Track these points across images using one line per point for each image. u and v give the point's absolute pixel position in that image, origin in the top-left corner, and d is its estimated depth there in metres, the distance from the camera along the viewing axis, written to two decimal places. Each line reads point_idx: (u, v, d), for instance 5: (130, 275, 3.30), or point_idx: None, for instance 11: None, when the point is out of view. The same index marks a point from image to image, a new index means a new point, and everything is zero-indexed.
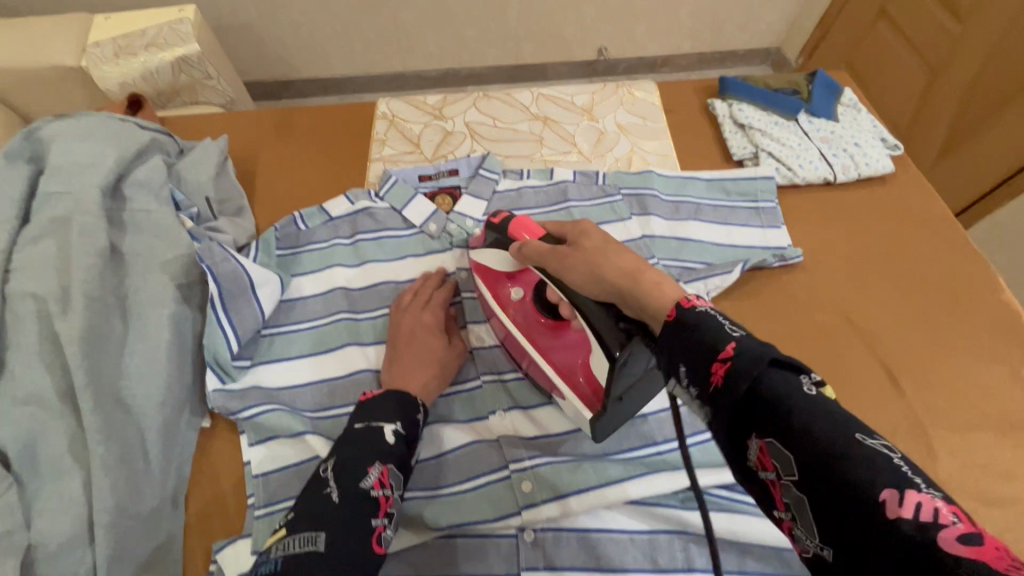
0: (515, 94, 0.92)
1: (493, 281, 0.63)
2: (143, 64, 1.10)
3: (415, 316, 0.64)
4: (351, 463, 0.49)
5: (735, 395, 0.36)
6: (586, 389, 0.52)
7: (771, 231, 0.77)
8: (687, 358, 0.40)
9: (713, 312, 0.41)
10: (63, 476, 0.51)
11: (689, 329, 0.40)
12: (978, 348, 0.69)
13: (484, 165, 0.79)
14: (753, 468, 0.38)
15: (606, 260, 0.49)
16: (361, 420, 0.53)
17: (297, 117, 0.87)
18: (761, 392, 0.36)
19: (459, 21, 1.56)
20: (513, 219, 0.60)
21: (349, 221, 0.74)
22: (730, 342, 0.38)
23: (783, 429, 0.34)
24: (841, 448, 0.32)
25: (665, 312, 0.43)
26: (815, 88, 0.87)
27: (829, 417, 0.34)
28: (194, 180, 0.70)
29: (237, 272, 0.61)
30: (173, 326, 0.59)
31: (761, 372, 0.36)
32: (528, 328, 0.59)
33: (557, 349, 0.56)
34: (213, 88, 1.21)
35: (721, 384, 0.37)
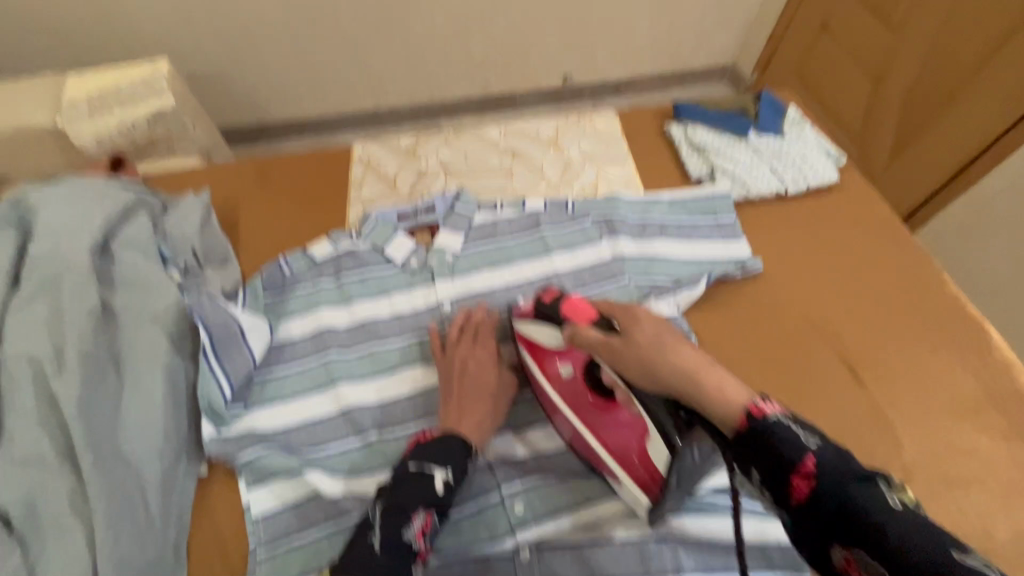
0: (483, 130, 0.97)
1: (542, 358, 0.63)
2: (119, 121, 1.14)
3: (467, 351, 0.67)
4: (398, 510, 0.54)
5: (825, 511, 0.39)
6: (642, 473, 0.54)
7: (733, 243, 0.82)
8: (762, 466, 0.42)
9: (782, 419, 0.42)
10: (67, 533, 0.52)
11: (767, 441, 0.41)
12: (930, 340, 0.74)
13: (459, 200, 0.83)
14: (837, 567, 0.41)
15: (663, 361, 0.46)
16: (415, 463, 0.57)
17: (276, 165, 0.90)
18: (850, 510, 0.38)
19: (427, 57, 1.63)
20: (569, 297, 0.60)
21: (333, 262, 0.77)
22: (807, 455, 0.40)
23: (878, 544, 0.37)
24: (935, 563, 0.35)
25: (734, 421, 0.43)
26: (761, 108, 0.94)
27: (912, 530, 0.37)
28: (179, 235, 0.72)
29: (228, 322, 0.64)
30: (168, 377, 0.61)
31: (849, 487, 0.39)
32: (581, 408, 0.59)
33: (609, 429, 0.57)
34: (189, 138, 1.23)
35: (805, 498, 0.40)
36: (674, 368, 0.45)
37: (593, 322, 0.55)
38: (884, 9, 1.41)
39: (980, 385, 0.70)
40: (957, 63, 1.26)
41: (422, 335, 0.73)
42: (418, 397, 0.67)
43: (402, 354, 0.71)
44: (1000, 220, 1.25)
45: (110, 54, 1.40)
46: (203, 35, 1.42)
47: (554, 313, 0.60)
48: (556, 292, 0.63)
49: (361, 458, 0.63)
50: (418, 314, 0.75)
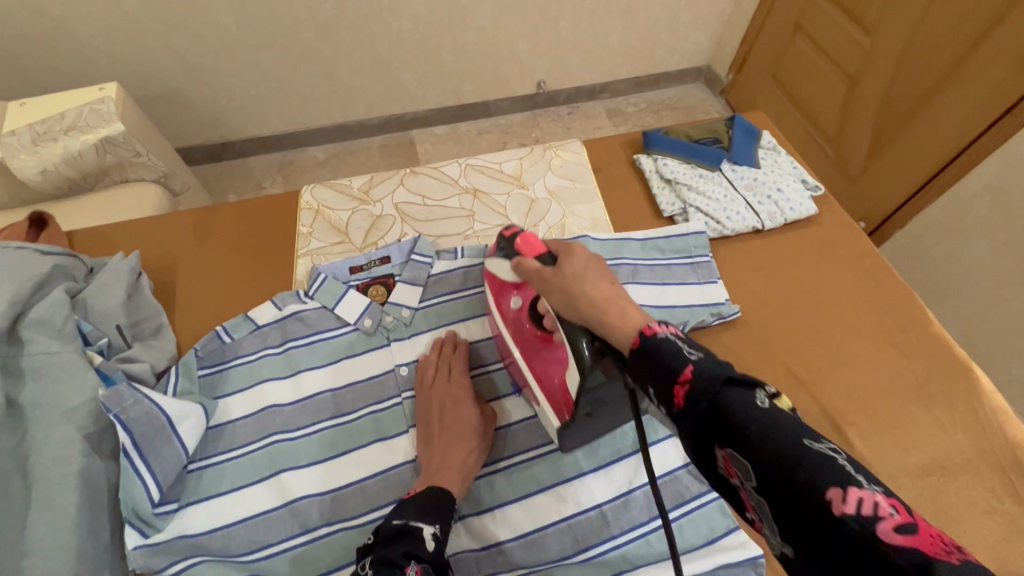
0: (443, 167, 0.91)
1: (497, 289, 0.64)
2: (64, 149, 1.05)
3: (444, 390, 0.65)
4: (388, 561, 0.50)
5: (696, 411, 0.39)
6: (559, 399, 0.56)
7: (709, 286, 0.77)
8: (651, 378, 0.42)
9: (672, 338, 0.44)
10: None
11: (653, 355, 0.43)
12: (915, 389, 0.70)
13: (416, 249, 0.77)
14: (723, 478, 0.40)
15: (581, 292, 0.50)
16: (401, 517, 0.54)
17: (218, 216, 0.84)
18: (719, 407, 0.38)
19: (395, 69, 1.56)
20: (522, 232, 0.59)
21: (278, 327, 0.71)
22: (687, 364, 0.41)
23: (743, 442, 0.36)
24: (792, 449, 0.35)
25: (630, 341, 0.45)
26: (734, 135, 0.90)
27: (778, 420, 0.37)
28: (102, 307, 0.66)
29: (152, 413, 0.57)
30: (83, 483, 0.55)
31: (721, 390, 0.39)
32: (520, 339, 0.61)
33: (540, 362, 0.58)
34: (144, 165, 1.15)
35: (684, 405, 0.40)
36: (588, 298, 0.49)
37: (538, 257, 0.56)
38: (856, 13, 1.38)
39: (970, 439, 0.66)
40: (930, 66, 1.23)
41: (376, 407, 0.66)
42: (371, 481, 0.61)
43: (353, 433, 0.64)
44: (976, 224, 1.22)
45: (53, 82, 1.32)
46: (154, 55, 1.34)
47: (510, 249, 0.60)
48: (517, 228, 0.61)
49: (308, 556, 0.57)
50: (371, 382, 0.68)
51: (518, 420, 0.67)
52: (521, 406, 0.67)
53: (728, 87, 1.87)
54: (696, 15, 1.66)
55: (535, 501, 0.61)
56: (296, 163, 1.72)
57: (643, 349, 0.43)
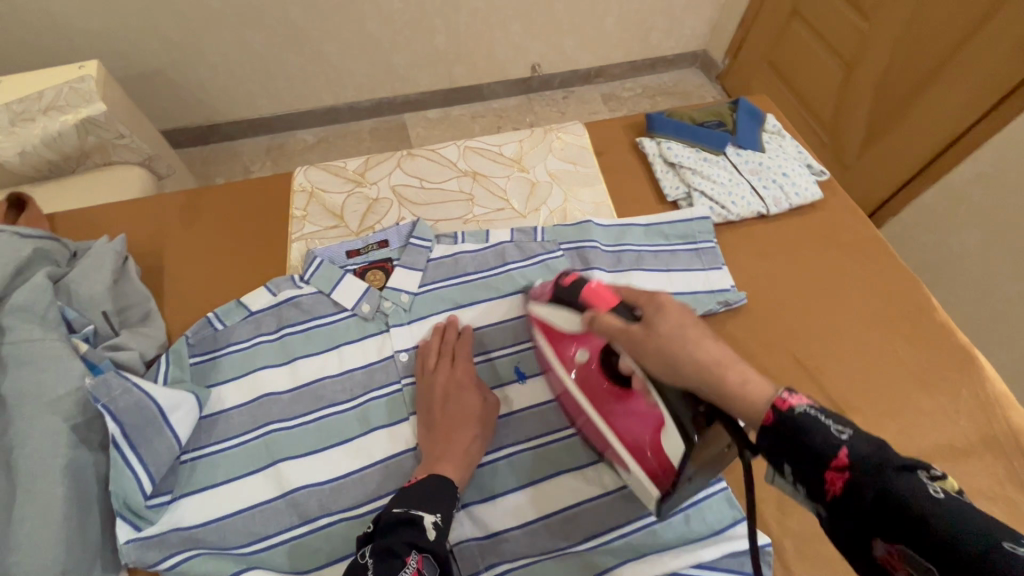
0: (441, 149, 0.88)
1: (558, 342, 0.62)
2: (43, 131, 1.01)
3: (447, 377, 0.63)
4: (389, 551, 0.49)
5: (861, 504, 0.37)
6: (654, 465, 0.51)
7: (713, 272, 0.76)
8: (792, 459, 0.40)
9: (812, 410, 0.41)
10: None
11: (794, 434, 0.40)
12: (919, 374, 0.70)
13: (414, 233, 0.74)
14: (881, 567, 0.38)
15: (686, 351, 0.46)
16: (401, 505, 0.52)
17: (207, 198, 0.81)
18: (889, 501, 0.36)
19: (386, 50, 1.52)
20: (586, 280, 0.58)
21: (273, 314, 0.68)
22: (841, 449, 0.38)
23: (919, 539, 0.35)
24: (981, 552, 0.33)
25: (761, 416, 0.42)
26: (739, 119, 0.88)
27: (960, 518, 0.34)
28: (86, 293, 0.63)
29: (142, 402, 0.55)
30: (70, 476, 0.52)
31: (888, 478, 0.36)
32: (595, 396, 0.58)
33: (624, 419, 0.55)
34: (127, 147, 1.11)
35: (842, 492, 0.38)
36: (697, 361, 0.46)
37: (612, 309, 0.54)
38: None
39: (973, 424, 0.66)
40: (930, 49, 1.21)
41: (376, 395, 0.64)
42: (371, 471, 0.60)
43: (353, 422, 0.62)
44: (970, 212, 1.21)
45: (29, 58, 1.26)
46: (136, 33, 1.28)
47: (574, 300, 0.58)
48: (576, 274, 0.60)
49: (307, 548, 0.56)
50: (370, 369, 0.66)
51: (521, 408, 0.65)
52: (524, 393, 0.66)
53: (723, 74, 1.84)
54: None
55: (539, 488, 0.60)
56: (285, 146, 1.67)
57: (780, 426, 0.41)
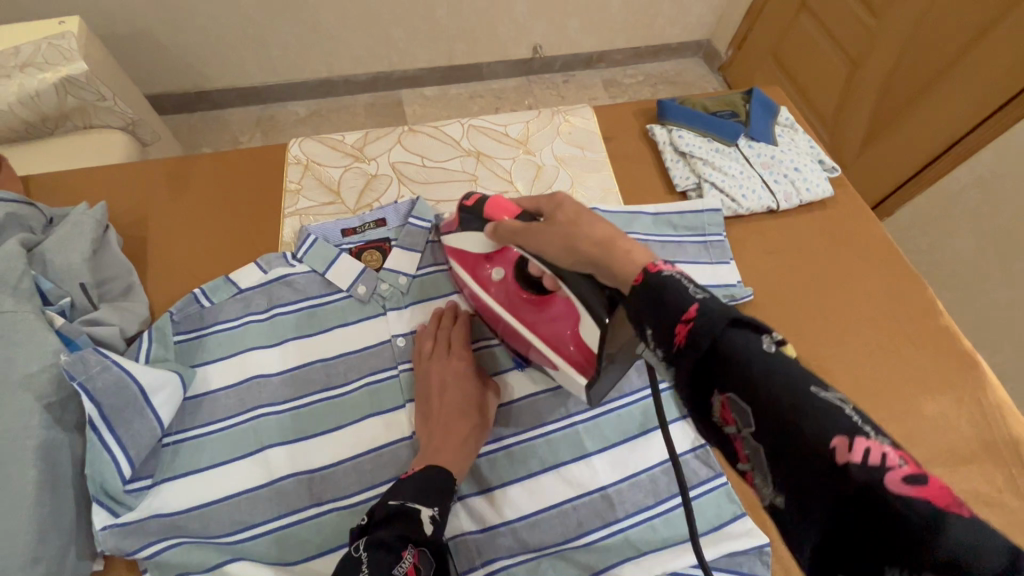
0: (443, 126, 0.85)
1: (473, 265, 0.63)
2: (20, 87, 0.94)
3: (443, 366, 0.60)
4: (383, 544, 0.46)
5: (697, 357, 0.35)
6: (577, 357, 0.54)
7: (721, 267, 0.74)
8: (651, 319, 0.38)
9: (677, 277, 0.39)
10: None
11: (655, 293, 0.38)
12: (922, 379, 0.69)
13: (415, 213, 0.71)
14: (716, 423, 0.37)
15: (579, 233, 0.46)
16: (397, 497, 0.50)
17: (195, 167, 0.76)
18: (721, 350, 0.34)
19: (384, 23, 1.46)
20: (482, 198, 0.59)
21: (265, 292, 0.65)
22: (692, 304, 0.36)
23: (741, 384, 0.33)
24: (796, 396, 0.31)
25: (633, 278, 0.41)
26: (752, 110, 0.86)
27: (783, 369, 0.33)
28: (64, 264, 0.59)
29: (123, 380, 0.52)
30: (43, 458, 0.49)
31: (725, 331, 0.34)
32: (513, 307, 0.59)
33: (544, 325, 0.57)
34: (110, 110, 1.04)
35: (685, 346, 0.36)
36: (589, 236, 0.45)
37: (512, 217, 0.54)
38: None
39: (974, 430, 0.66)
40: (939, 47, 1.19)
41: (371, 379, 0.62)
42: (364, 459, 0.58)
43: (347, 406, 0.60)
44: (963, 216, 1.21)
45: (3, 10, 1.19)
46: None
47: (478, 218, 0.58)
48: (479, 195, 0.60)
49: (296, 538, 0.53)
50: (365, 354, 0.63)
51: (521, 398, 0.63)
52: (523, 384, 0.64)
53: (726, 65, 1.80)
54: None
55: (535, 482, 0.58)
56: (276, 118, 1.60)
57: (645, 286, 0.39)
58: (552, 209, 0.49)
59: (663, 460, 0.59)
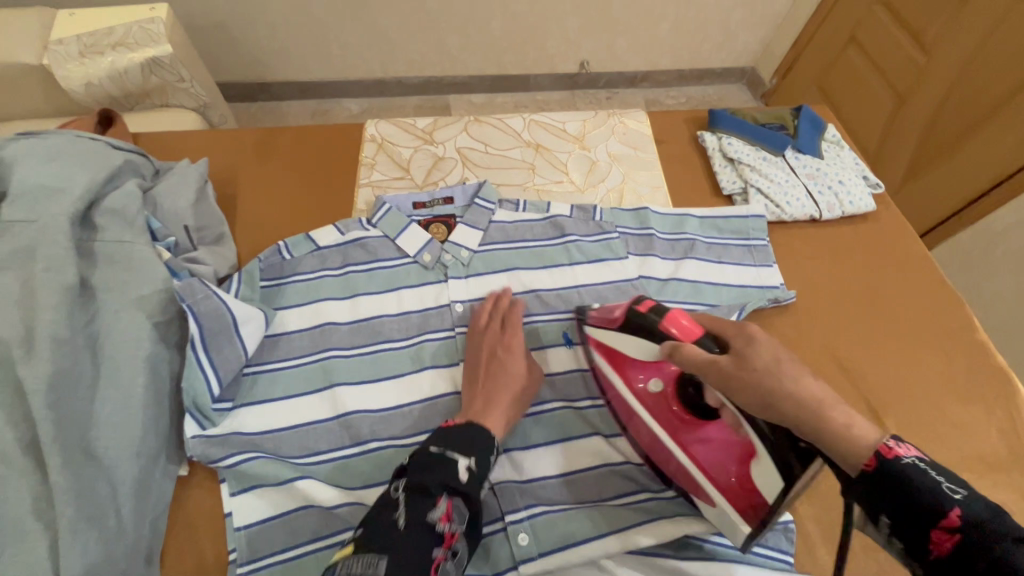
0: (506, 119, 0.91)
1: (623, 367, 0.61)
2: (112, 65, 1.03)
3: (496, 356, 0.63)
4: (422, 490, 0.51)
5: (969, 568, 0.36)
6: (740, 498, 0.51)
7: (763, 269, 0.78)
8: (890, 509, 0.40)
9: (919, 463, 0.40)
10: (27, 539, 0.46)
11: (898, 485, 0.39)
12: (952, 389, 0.71)
13: (480, 194, 0.77)
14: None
15: (791, 387, 0.45)
16: (438, 445, 0.54)
17: (281, 138, 0.84)
18: (999, 566, 0.35)
19: (441, 30, 1.54)
20: (665, 306, 0.57)
21: (340, 252, 0.71)
22: (949, 506, 0.37)
23: None
24: None
25: (862, 460, 0.41)
26: (801, 125, 0.90)
27: None
28: (172, 208, 0.67)
29: (220, 310, 0.58)
30: (150, 368, 0.55)
31: (998, 543, 0.35)
32: (667, 422, 0.57)
33: (702, 448, 0.55)
34: (186, 91, 1.13)
35: (948, 550, 0.37)
36: (799, 398, 0.44)
37: (697, 342, 0.52)
38: (918, 26, 1.34)
39: (1005, 442, 0.67)
40: (993, 84, 1.20)
41: (430, 337, 0.67)
42: (420, 407, 0.63)
43: (407, 358, 0.65)
44: (1006, 255, 1.22)
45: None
46: None
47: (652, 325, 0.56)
48: (649, 300, 0.58)
49: (357, 469, 0.59)
50: (426, 314, 0.69)
51: (565, 368, 0.68)
52: (569, 357, 0.68)
53: (770, 92, 1.83)
54: (751, 13, 1.64)
55: (577, 443, 0.63)
56: (331, 113, 1.71)
57: (878, 470, 0.40)
58: (748, 347, 0.48)
59: None
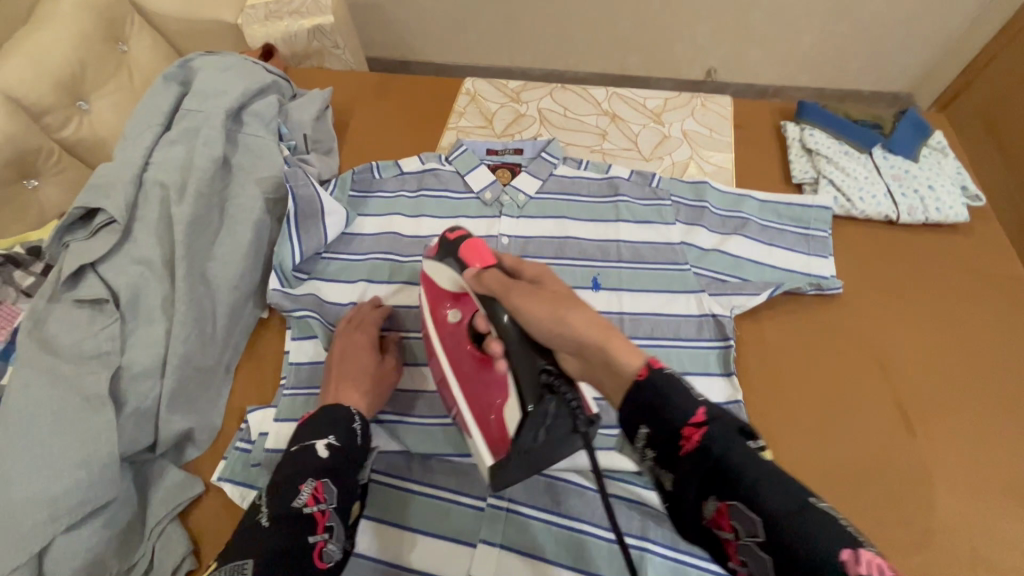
0: (591, 89, 0.97)
1: (437, 300, 0.62)
2: (285, 29, 1.20)
3: (347, 340, 0.64)
4: (281, 486, 0.50)
5: (707, 460, 0.41)
6: (494, 432, 0.52)
7: (816, 259, 0.76)
8: (651, 418, 0.44)
9: (676, 375, 0.45)
10: (152, 323, 0.62)
11: (658, 391, 0.44)
12: (1006, 411, 0.65)
13: (547, 149, 0.85)
14: (709, 527, 0.42)
15: (562, 318, 0.49)
16: (296, 443, 0.54)
17: (393, 83, 0.98)
18: (728, 458, 0.40)
19: (570, 29, 1.63)
20: (471, 239, 0.58)
21: (417, 178, 0.83)
22: (698, 408, 0.43)
23: (742, 489, 0.39)
24: (798, 507, 0.37)
25: (633, 371, 0.46)
26: (900, 125, 0.85)
27: (776, 473, 0.39)
28: (298, 119, 0.83)
29: (313, 198, 0.72)
30: (256, 228, 0.70)
31: (729, 439, 0.41)
32: (458, 355, 0.59)
33: (477, 386, 0.55)
34: (338, 58, 1.27)
35: (693, 448, 0.42)
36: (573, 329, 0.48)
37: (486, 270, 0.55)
38: None
39: None
40: None
41: None
42: None
43: None
44: None
45: None
46: None
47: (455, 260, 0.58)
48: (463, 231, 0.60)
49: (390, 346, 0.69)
50: None
51: None
52: (590, 300, 0.73)
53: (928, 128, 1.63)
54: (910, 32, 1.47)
55: None
56: None
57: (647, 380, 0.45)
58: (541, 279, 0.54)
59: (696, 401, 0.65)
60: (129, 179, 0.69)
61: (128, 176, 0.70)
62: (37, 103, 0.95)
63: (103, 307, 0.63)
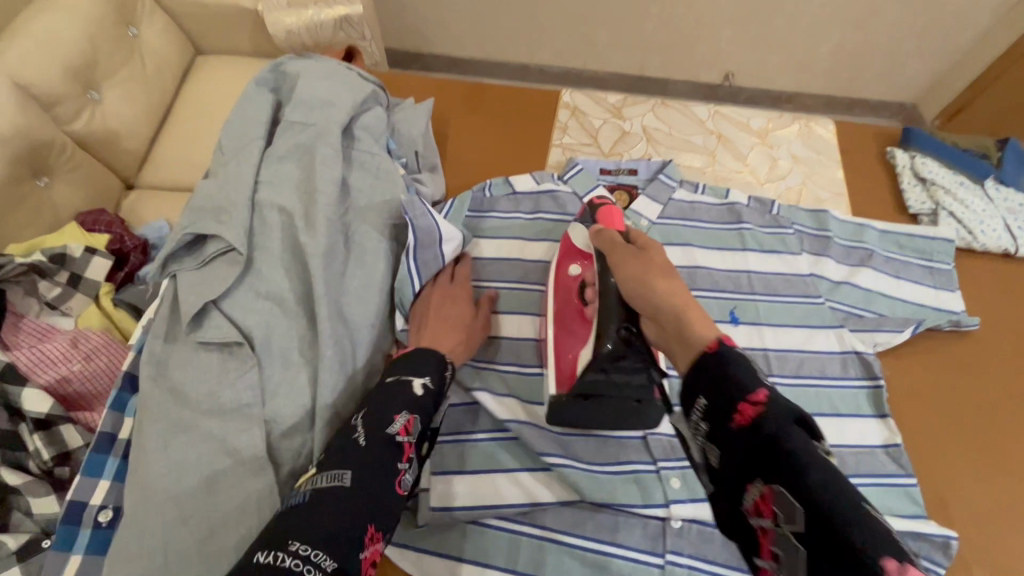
0: (691, 106, 0.94)
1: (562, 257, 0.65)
2: (310, 17, 1.05)
3: (443, 289, 0.66)
4: (378, 410, 0.48)
5: (758, 436, 0.37)
6: (566, 370, 0.57)
7: (945, 294, 0.76)
8: (707, 389, 0.41)
9: (745, 356, 0.42)
10: (292, 368, 0.56)
11: (720, 364, 0.41)
12: None
13: (665, 171, 0.81)
14: (748, 512, 0.37)
15: (655, 281, 0.50)
16: (392, 374, 0.52)
17: (486, 93, 0.93)
18: (782, 442, 0.35)
19: (591, 27, 1.52)
20: (612, 209, 0.62)
21: (533, 199, 0.78)
22: (761, 389, 0.39)
23: (790, 472, 0.34)
24: (845, 504, 0.32)
25: (705, 344, 0.43)
26: (1008, 156, 0.85)
27: (832, 471, 0.34)
28: (407, 135, 0.78)
29: (432, 228, 0.65)
30: (386, 258, 0.65)
31: (787, 424, 0.36)
32: (559, 307, 0.61)
33: (564, 335, 0.59)
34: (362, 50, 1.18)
35: (745, 425, 0.38)
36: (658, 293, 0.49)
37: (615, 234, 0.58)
38: None
39: None
40: None
41: None
42: None
43: None
44: None
45: None
46: None
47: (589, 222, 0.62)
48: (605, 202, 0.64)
49: (529, 384, 0.65)
50: None
51: None
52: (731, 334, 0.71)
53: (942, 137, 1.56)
54: (925, 42, 1.43)
55: None
56: None
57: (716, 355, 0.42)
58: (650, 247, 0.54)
59: (857, 444, 0.64)
60: (243, 203, 0.62)
61: (242, 199, 0.62)
62: (48, 91, 0.85)
63: (233, 350, 0.56)
